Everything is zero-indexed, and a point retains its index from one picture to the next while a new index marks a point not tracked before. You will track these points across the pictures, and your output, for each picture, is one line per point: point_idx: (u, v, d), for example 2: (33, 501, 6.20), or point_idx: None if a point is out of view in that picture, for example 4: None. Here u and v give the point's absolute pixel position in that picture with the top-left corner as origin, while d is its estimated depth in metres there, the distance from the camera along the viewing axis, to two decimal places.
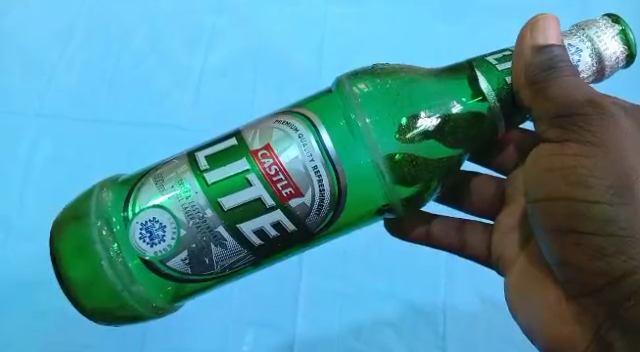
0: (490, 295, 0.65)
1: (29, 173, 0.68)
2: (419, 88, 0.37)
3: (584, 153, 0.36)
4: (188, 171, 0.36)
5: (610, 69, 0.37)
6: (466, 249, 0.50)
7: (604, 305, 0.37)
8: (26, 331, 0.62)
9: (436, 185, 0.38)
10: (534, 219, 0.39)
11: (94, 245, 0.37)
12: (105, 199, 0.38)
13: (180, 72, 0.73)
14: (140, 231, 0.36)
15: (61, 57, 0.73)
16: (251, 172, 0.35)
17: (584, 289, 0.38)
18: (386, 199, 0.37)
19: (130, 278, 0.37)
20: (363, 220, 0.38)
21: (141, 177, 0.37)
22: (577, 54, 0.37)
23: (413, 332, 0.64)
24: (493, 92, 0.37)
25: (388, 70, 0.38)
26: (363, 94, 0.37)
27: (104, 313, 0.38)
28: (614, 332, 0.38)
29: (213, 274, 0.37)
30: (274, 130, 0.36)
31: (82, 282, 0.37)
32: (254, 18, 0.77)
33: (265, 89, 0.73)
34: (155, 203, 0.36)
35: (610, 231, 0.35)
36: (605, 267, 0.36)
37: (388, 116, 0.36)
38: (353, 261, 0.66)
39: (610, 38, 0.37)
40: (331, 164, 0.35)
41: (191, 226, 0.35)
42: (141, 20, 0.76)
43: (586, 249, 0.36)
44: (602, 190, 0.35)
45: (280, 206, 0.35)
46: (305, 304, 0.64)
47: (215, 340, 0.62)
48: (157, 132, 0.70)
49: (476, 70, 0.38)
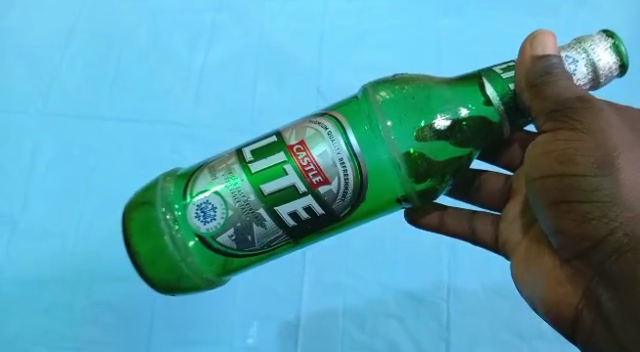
0: (476, 284, 0.71)
1: (32, 172, 0.74)
2: (433, 95, 0.42)
3: (574, 138, 0.41)
4: (236, 162, 0.41)
5: (604, 77, 0.41)
6: (476, 237, 0.55)
7: (591, 265, 0.42)
8: (38, 323, 0.68)
9: (448, 180, 0.43)
10: (532, 200, 0.44)
11: (159, 223, 0.42)
12: (168, 186, 0.43)
13: (181, 70, 0.80)
14: (196, 211, 0.41)
15: (63, 55, 0.80)
16: (288, 164, 0.40)
17: (574, 253, 0.42)
18: (404, 190, 0.42)
19: (188, 251, 0.42)
20: (384, 209, 0.43)
21: (196, 169, 0.43)
22: (573, 65, 0.42)
23: (417, 320, 0.70)
24: (498, 97, 0.42)
25: (405, 79, 0.43)
26: (384, 100, 0.42)
27: (163, 282, 0.43)
28: (602, 287, 0.42)
29: (254, 250, 0.42)
30: (308, 128, 0.41)
31: (148, 254, 0.42)
32: (254, 16, 0.84)
33: (265, 87, 0.80)
34: (208, 190, 0.41)
35: (594, 198, 0.40)
36: (591, 229, 0.40)
37: (406, 119, 0.41)
38: (351, 252, 0.72)
39: (603, 50, 0.41)
40: (354, 156, 0.40)
41: (238, 208, 0.40)
42: (142, 20, 0.82)
43: (575, 215, 0.41)
44: (588, 165, 0.40)
45: (311, 192, 0.40)
46: (309, 292, 0.70)
47: (221, 333, 0.69)
48: (160, 128, 0.77)
49: (483, 78, 0.42)
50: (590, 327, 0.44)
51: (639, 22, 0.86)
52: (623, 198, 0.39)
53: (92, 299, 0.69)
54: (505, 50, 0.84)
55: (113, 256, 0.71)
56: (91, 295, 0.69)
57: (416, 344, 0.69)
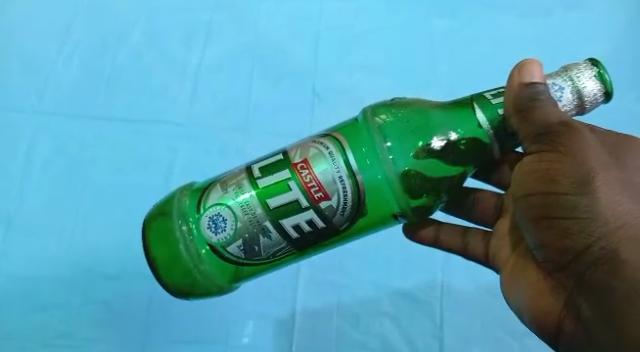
0: (465, 284, 0.74)
1: (28, 171, 0.77)
2: (428, 118, 0.45)
3: (556, 159, 0.44)
4: (245, 178, 0.45)
5: (589, 104, 0.44)
6: (468, 251, 0.58)
7: (572, 276, 0.45)
8: (38, 321, 0.70)
9: (442, 197, 0.46)
10: (519, 215, 0.47)
11: (174, 233, 0.46)
12: (184, 200, 0.47)
13: (176, 68, 0.83)
14: (208, 223, 0.45)
15: (59, 53, 0.83)
16: (292, 180, 0.44)
17: (557, 265, 0.45)
18: (399, 207, 0.45)
19: (200, 259, 0.46)
20: (381, 224, 0.45)
21: (210, 185, 0.47)
22: (559, 92, 0.45)
23: (410, 318, 0.72)
24: (487, 122, 0.45)
25: (402, 103, 0.46)
26: (382, 123, 0.44)
27: (177, 287, 0.47)
28: (581, 297, 0.45)
29: (261, 260, 0.45)
30: (312, 148, 0.44)
31: (164, 260, 0.46)
32: (250, 15, 0.87)
33: (260, 85, 0.83)
34: (219, 203, 0.45)
35: (574, 214, 0.43)
36: (571, 243, 0.43)
37: (403, 141, 0.44)
38: (344, 252, 0.75)
39: (588, 79, 0.44)
40: (353, 175, 0.43)
41: (246, 220, 0.44)
42: (137, 18, 0.86)
43: (557, 230, 0.44)
44: (567, 184, 0.43)
45: (313, 206, 0.44)
46: (303, 292, 0.73)
47: (217, 331, 0.71)
48: (157, 128, 0.80)
49: (475, 104, 0.45)
50: (572, 334, 0.47)
51: (626, 24, 0.90)
52: (601, 213, 0.42)
53: (91, 296, 0.72)
54: (492, 51, 0.87)
55: (112, 254, 0.74)
56: (89, 294, 0.72)
57: (407, 341, 0.72)
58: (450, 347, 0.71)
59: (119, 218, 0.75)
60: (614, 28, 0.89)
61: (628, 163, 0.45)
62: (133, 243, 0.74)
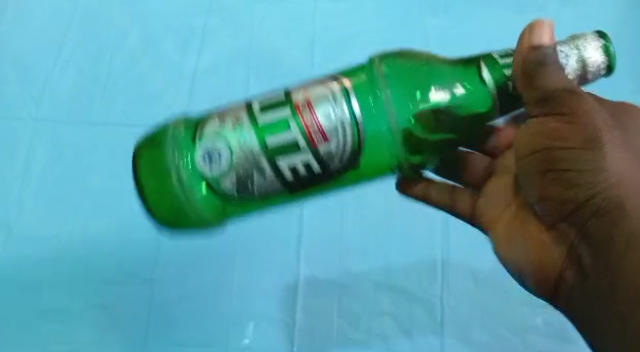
0: (464, 280, 0.74)
1: (27, 178, 0.77)
2: (434, 74, 0.45)
3: (562, 119, 0.43)
4: (245, 114, 0.42)
5: (592, 74, 0.43)
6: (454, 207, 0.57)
7: (573, 224, 0.44)
8: (38, 329, 0.71)
9: (431, 159, 0.47)
10: (521, 171, 0.46)
11: (167, 163, 0.44)
12: (178, 129, 0.44)
13: (172, 72, 0.84)
14: (203, 156, 0.42)
15: (55, 61, 0.83)
16: (293, 122, 0.41)
17: (559, 214, 0.45)
18: (397, 160, 0.44)
19: (189, 192, 0.43)
20: (375, 176, 0.44)
21: (207, 117, 0.44)
22: (565, 59, 0.42)
23: (410, 316, 0.73)
24: (493, 82, 0.44)
25: (408, 56, 0.46)
26: (386, 75, 0.43)
27: (163, 219, 0.45)
28: (583, 247, 0.44)
29: (253, 199, 0.43)
30: (317, 89, 0.42)
31: (154, 191, 0.44)
32: (244, 18, 0.88)
33: (256, 86, 0.84)
34: (216, 136, 0.42)
35: (578, 167, 0.42)
36: (573, 196, 0.43)
37: (405, 95, 0.43)
38: (342, 249, 0.75)
39: (595, 50, 0.42)
40: (355, 124, 0.41)
41: (243, 155, 0.41)
42: (132, 24, 0.86)
43: (561, 184, 0.43)
44: (573, 143, 0.42)
45: (311, 149, 0.41)
46: (303, 291, 0.73)
47: (219, 334, 0.72)
48: (154, 131, 0.80)
49: (482, 62, 0.44)
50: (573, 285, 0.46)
51: (618, 18, 0.90)
52: (606, 167, 0.42)
53: (91, 301, 0.72)
54: (487, 46, 0.87)
55: (111, 257, 0.74)
56: (89, 299, 0.72)
57: (408, 339, 0.72)
58: (451, 344, 0.72)
59: (118, 221, 0.75)
60: (607, 23, 0.90)
61: (628, 124, 0.46)
62: (133, 247, 0.74)
